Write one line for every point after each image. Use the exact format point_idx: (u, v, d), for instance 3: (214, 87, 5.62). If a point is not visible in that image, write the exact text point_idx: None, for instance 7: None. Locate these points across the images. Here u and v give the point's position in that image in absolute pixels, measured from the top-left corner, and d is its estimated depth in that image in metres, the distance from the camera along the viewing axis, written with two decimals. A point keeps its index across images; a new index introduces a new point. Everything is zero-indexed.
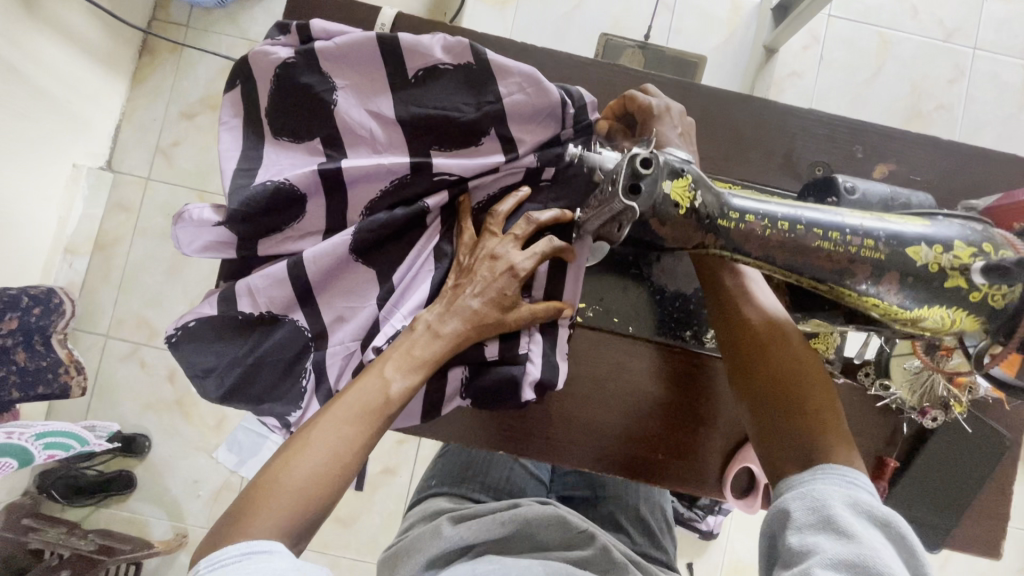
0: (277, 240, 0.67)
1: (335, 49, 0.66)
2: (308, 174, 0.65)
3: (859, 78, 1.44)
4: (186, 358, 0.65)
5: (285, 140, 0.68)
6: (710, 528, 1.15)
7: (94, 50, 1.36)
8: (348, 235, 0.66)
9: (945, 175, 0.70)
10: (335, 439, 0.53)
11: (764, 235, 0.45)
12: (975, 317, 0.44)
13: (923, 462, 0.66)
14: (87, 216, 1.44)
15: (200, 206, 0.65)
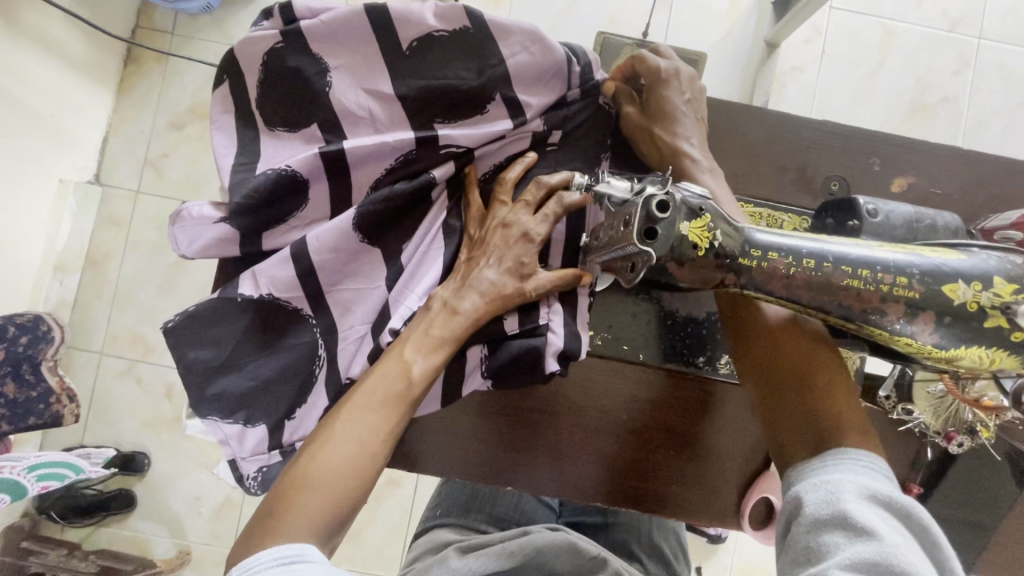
0: (276, 229, 0.62)
1: (326, 29, 0.60)
2: (310, 157, 0.59)
3: (862, 71, 1.41)
4: (183, 353, 0.60)
5: (279, 131, 0.62)
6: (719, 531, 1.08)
7: (76, 61, 1.32)
8: (350, 213, 0.60)
9: (969, 174, 0.67)
10: (359, 428, 0.51)
11: (787, 273, 0.42)
12: (1017, 357, 0.41)
13: (947, 488, 0.64)
14: (77, 232, 1.40)
15: (199, 203, 0.61)
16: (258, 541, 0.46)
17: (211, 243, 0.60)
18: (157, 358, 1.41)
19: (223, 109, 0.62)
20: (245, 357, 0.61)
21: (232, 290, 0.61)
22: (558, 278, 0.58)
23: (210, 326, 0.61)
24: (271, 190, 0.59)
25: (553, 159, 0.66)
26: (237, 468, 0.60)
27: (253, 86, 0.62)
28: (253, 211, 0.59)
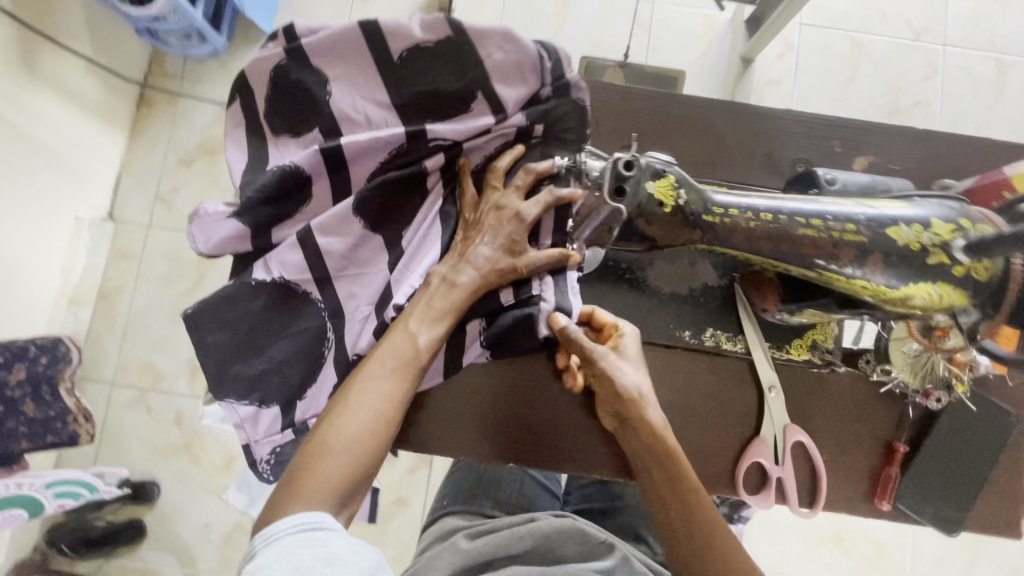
0: (285, 221, 0.67)
1: (324, 45, 0.67)
2: (311, 153, 0.65)
3: (836, 80, 1.51)
4: (202, 336, 0.66)
5: (284, 136, 0.68)
6: None
7: (92, 105, 1.41)
8: (350, 199, 0.66)
9: (921, 152, 0.72)
10: (372, 402, 0.56)
11: (748, 228, 0.46)
12: (961, 291, 0.45)
13: (932, 446, 0.66)
14: (90, 267, 1.47)
15: (215, 202, 0.67)
16: (283, 502, 0.50)
17: (228, 237, 0.66)
18: (167, 386, 1.45)
19: (235, 123, 0.69)
20: (259, 340, 0.67)
21: (247, 278, 0.67)
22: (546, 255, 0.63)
23: (226, 310, 0.66)
24: (281, 185, 0.65)
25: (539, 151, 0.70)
26: (252, 452, 0.66)
27: (260, 100, 0.69)
28: (262, 205, 0.65)
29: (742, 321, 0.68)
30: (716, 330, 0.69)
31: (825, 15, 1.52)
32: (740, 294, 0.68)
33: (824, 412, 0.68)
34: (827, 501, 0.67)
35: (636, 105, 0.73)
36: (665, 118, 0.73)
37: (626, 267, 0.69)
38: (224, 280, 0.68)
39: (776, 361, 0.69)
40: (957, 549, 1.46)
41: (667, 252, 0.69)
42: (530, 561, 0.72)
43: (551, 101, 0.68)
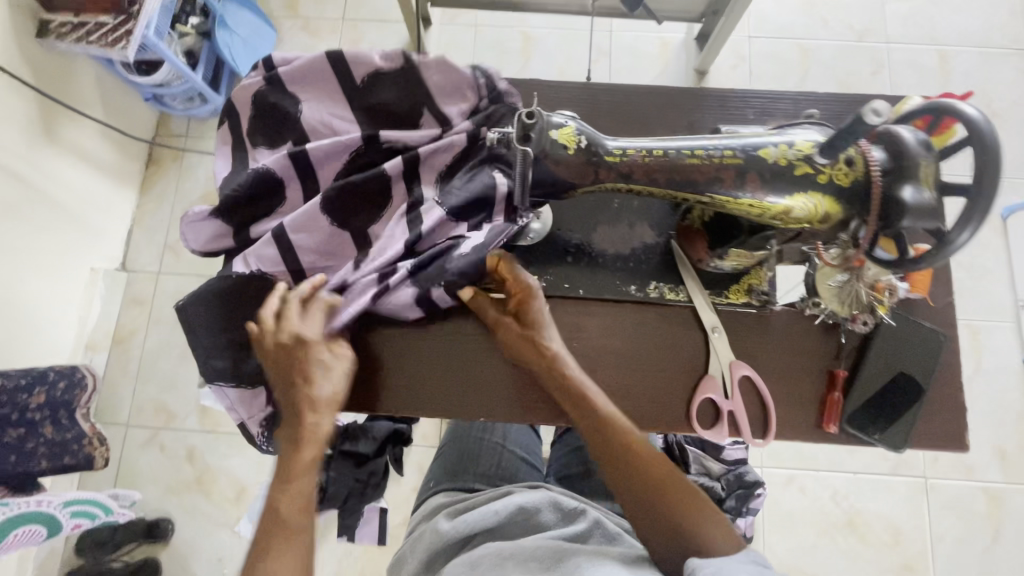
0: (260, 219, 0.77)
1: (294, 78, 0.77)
2: (282, 159, 0.76)
3: (790, 83, 1.69)
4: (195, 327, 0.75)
5: (263, 149, 0.79)
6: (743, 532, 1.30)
7: (104, 166, 1.56)
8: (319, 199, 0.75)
9: (829, 112, 0.81)
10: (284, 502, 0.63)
11: (644, 163, 0.55)
12: (830, 197, 0.53)
13: (868, 370, 0.71)
14: (105, 314, 1.58)
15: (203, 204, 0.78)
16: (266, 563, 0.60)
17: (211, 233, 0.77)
18: (178, 424, 1.52)
19: (222, 145, 0.80)
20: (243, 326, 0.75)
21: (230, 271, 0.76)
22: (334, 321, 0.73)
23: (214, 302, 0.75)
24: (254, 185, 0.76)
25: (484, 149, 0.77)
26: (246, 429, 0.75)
27: (243, 121, 0.80)
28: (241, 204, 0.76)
29: (682, 273, 0.75)
30: (659, 282, 0.76)
31: (770, 27, 1.73)
32: (678, 249, 0.75)
33: (767, 349, 0.74)
34: (779, 428, 0.72)
35: (569, 97, 0.83)
36: (597, 106, 0.83)
37: (572, 236, 0.77)
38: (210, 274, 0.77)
39: (719, 306, 0.75)
40: (977, 525, 1.43)
41: (608, 218, 0.77)
42: (510, 533, 0.77)
43: (490, 108, 0.77)
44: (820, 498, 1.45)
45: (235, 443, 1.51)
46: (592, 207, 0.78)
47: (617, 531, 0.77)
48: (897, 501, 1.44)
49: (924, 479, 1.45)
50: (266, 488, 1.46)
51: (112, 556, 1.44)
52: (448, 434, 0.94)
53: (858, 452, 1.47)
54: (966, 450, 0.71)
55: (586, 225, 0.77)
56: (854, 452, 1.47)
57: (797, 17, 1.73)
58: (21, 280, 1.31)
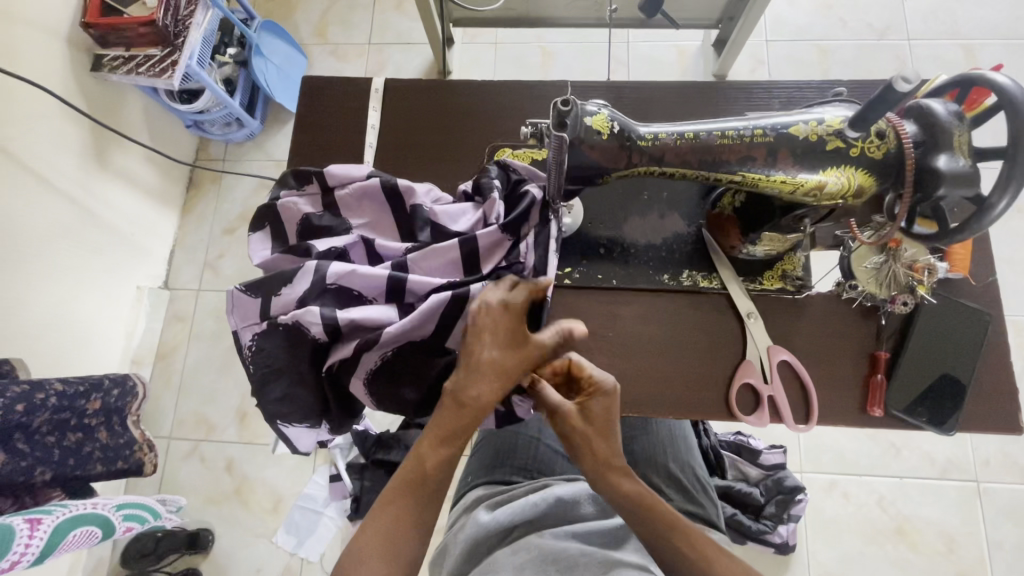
0: (334, 353, 0.70)
1: (348, 192, 0.76)
2: (315, 281, 0.69)
3: None
4: (261, 392, 0.70)
5: (294, 290, 0.70)
6: (784, 539, 1.29)
7: (150, 189, 1.66)
8: (385, 274, 0.70)
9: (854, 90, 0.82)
10: (403, 522, 0.61)
11: (676, 146, 0.56)
12: (864, 170, 0.54)
13: (913, 350, 0.70)
14: (149, 330, 1.65)
15: (249, 337, 0.71)
16: None
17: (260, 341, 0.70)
18: (218, 435, 1.58)
19: None
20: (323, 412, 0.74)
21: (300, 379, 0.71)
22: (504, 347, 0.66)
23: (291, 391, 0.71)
24: (337, 322, 0.68)
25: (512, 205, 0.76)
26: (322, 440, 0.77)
27: (292, 233, 0.78)
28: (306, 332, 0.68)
29: (715, 261, 0.76)
30: (692, 270, 0.76)
31: (788, 30, 1.74)
32: (710, 238, 0.76)
33: (804, 332, 0.74)
34: (822, 413, 0.71)
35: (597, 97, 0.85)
36: (622, 103, 0.85)
37: (603, 230, 0.79)
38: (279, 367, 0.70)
39: (753, 292, 0.75)
40: None
41: (639, 209, 0.79)
42: (551, 525, 0.76)
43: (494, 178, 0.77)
44: (864, 504, 1.39)
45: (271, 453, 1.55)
46: (622, 200, 0.79)
47: None
48: (947, 506, 1.38)
49: (976, 483, 1.39)
50: (303, 497, 1.50)
51: (154, 566, 1.48)
52: (484, 434, 0.95)
53: (903, 454, 1.41)
54: (1021, 433, 0.69)
55: (618, 216, 0.79)
56: (900, 455, 1.42)
57: (814, 18, 1.75)
58: (74, 296, 1.39)
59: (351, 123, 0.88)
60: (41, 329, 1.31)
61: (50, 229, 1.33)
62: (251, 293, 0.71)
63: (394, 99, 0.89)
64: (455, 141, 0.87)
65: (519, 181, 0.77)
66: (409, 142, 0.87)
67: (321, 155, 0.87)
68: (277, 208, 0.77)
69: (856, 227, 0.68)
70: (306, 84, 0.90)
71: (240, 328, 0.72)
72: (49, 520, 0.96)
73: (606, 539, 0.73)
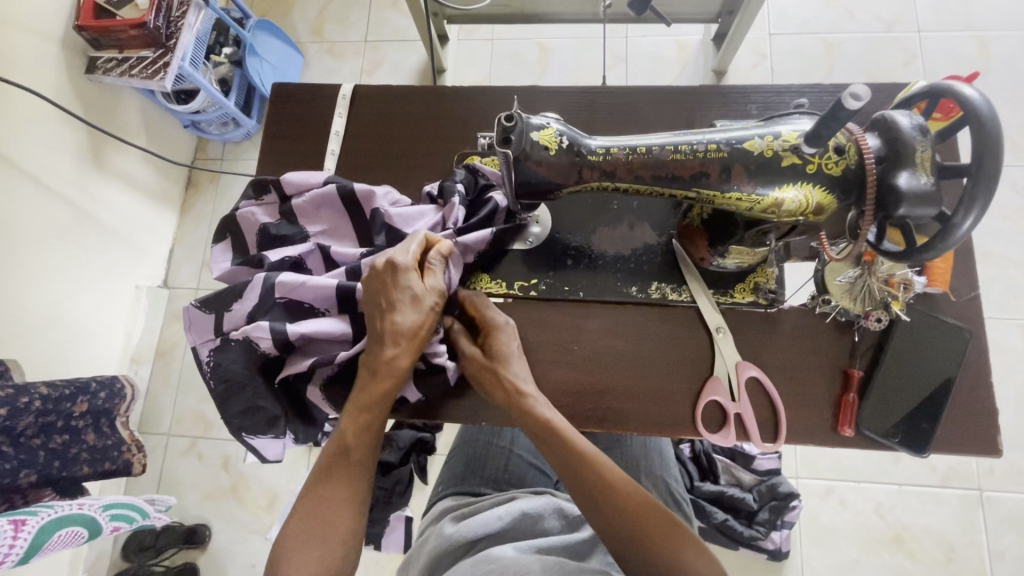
0: (286, 366, 0.71)
1: (305, 201, 0.76)
2: (265, 293, 0.70)
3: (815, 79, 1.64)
4: (223, 407, 0.70)
5: (245, 303, 0.71)
6: (777, 545, 1.25)
7: (147, 189, 1.67)
8: (332, 282, 0.70)
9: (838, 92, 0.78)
10: (331, 497, 0.61)
11: (628, 161, 0.55)
12: (822, 187, 0.52)
13: (886, 368, 0.68)
14: (149, 329, 1.67)
15: (205, 349, 0.72)
16: None
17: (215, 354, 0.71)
18: (215, 433, 1.60)
19: None
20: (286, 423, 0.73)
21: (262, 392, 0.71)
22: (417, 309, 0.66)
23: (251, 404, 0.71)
24: (285, 336, 0.68)
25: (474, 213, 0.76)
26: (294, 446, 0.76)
27: (251, 243, 0.78)
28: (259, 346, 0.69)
29: (684, 273, 0.73)
30: (661, 283, 0.74)
31: (793, 23, 1.69)
32: (679, 249, 0.74)
33: (775, 348, 0.72)
34: (792, 432, 0.69)
35: (568, 101, 0.83)
36: (597, 108, 0.83)
37: (571, 239, 0.77)
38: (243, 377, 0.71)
39: (723, 306, 0.73)
40: None
41: (608, 220, 0.77)
42: (515, 538, 0.73)
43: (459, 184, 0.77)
44: (861, 511, 1.36)
45: None
46: (591, 210, 0.77)
47: None
48: (948, 515, 1.34)
49: (978, 492, 1.34)
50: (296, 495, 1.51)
51: (154, 560, 1.50)
52: (456, 444, 0.95)
53: (903, 461, 1.37)
54: (1002, 453, 0.66)
55: (586, 226, 0.77)
56: (898, 461, 1.38)
57: (820, 11, 1.69)
58: (71, 297, 1.41)
59: (321, 129, 0.88)
60: (40, 330, 1.33)
61: (47, 231, 1.34)
62: (207, 306, 0.72)
63: (367, 104, 0.88)
64: (424, 147, 0.86)
65: (482, 190, 0.77)
66: (377, 149, 0.86)
67: (290, 162, 0.87)
68: (237, 217, 0.78)
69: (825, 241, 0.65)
70: (278, 90, 0.90)
71: (198, 344, 0.72)
72: (33, 521, 0.97)
73: (570, 552, 0.71)
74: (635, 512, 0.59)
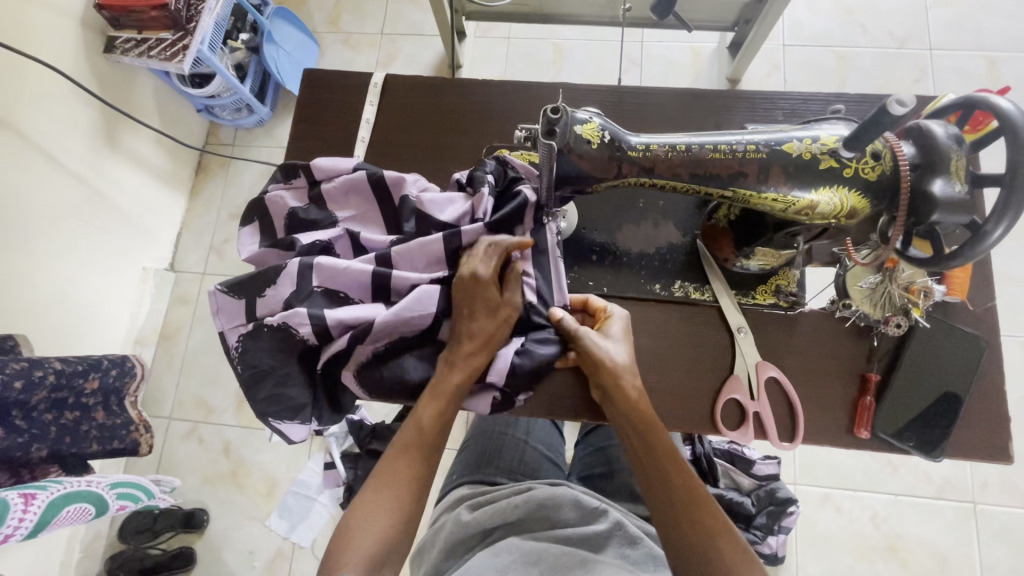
0: (323, 352, 0.72)
1: (335, 185, 0.77)
2: (301, 278, 0.71)
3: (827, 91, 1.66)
4: (252, 392, 0.71)
5: (278, 289, 0.71)
6: (772, 549, 1.24)
7: (159, 172, 1.67)
8: (368, 271, 0.71)
9: (865, 103, 0.80)
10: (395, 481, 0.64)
11: (667, 158, 0.56)
12: (858, 191, 0.53)
13: (903, 374, 0.69)
14: (154, 311, 1.67)
15: (235, 333, 0.72)
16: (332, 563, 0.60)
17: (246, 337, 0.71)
18: (217, 418, 1.60)
19: None
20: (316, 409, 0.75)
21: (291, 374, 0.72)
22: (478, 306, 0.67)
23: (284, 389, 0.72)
24: (325, 323, 0.69)
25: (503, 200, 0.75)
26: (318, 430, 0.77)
27: (279, 226, 0.79)
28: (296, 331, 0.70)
29: (707, 272, 0.75)
30: (684, 282, 0.76)
31: (806, 35, 1.71)
32: (703, 248, 0.75)
33: (794, 350, 0.73)
34: (808, 432, 0.71)
35: (597, 99, 0.85)
36: (625, 106, 0.84)
37: (596, 235, 0.78)
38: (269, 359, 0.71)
39: (745, 307, 0.75)
40: None
41: (633, 217, 0.78)
42: (531, 529, 0.74)
43: (489, 172, 0.75)
44: (857, 519, 1.38)
45: (268, 437, 1.57)
46: (617, 208, 0.78)
47: (638, 533, 0.74)
48: (942, 526, 1.36)
49: (973, 504, 1.36)
50: (297, 483, 1.51)
51: (150, 543, 1.50)
52: (471, 434, 0.96)
53: (900, 471, 1.39)
54: (1011, 462, 0.68)
55: (612, 223, 0.78)
56: (896, 471, 1.40)
57: (835, 24, 1.71)
58: (78, 275, 1.40)
59: (350, 116, 0.89)
60: (47, 307, 1.32)
61: (58, 208, 1.34)
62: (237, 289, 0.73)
63: (396, 95, 0.89)
64: (452, 138, 0.87)
65: (510, 177, 0.76)
66: (405, 137, 0.87)
67: (318, 148, 0.87)
68: (265, 199, 0.79)
69: (850, 245, 0.66)
70: (308, 76, 0.91)
71: (226, 329, 0.73)
72: (42, 495, 0.97)
73: (584, 544, 0.72)
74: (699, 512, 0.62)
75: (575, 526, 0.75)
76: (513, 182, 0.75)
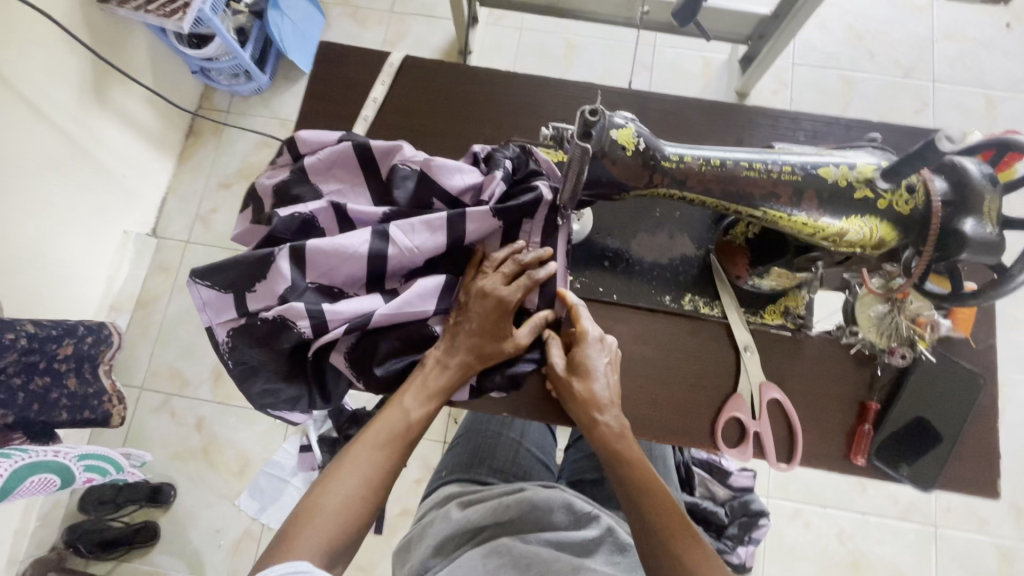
0: (314, 344, 0.68)
1: (319, 157, 0.72)
2: (293, 268, 0.67)
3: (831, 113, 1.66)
4: (244, 386, 0.69)
5: (267, 281, 0.67)
6: (742, 561, 1.08)
7: (149, 132, 1.59)
8: (364, 258, 0.67)
9: (881, 131, 0.80)
10: (365, 466, 0.62)
11: (700, 172, 0.56)
12: (889, 222, 0.54)
13: (902, 403, 0.70)
14: (132, 276, 1.60)
15: (224, 325, 0.69)
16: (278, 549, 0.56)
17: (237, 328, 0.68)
18: (191, 392, 1.54)
19: None
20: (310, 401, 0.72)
21: (284, 361, 0.70)
22: (484, 312, 0.67)
23: (276, 381, 0.70)
24: (325, 318, 0.66)
25: (517, 185, 0.73)
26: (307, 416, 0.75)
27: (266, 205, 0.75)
28: (292, 322, 0.66)
29: (719, 288, 0.74)
30: (695, 295, 0.75)
31: (815, 56, 1.72)
32: (717, 264, 0.74)
33: (797, 374, 0.73)
34: (805, 455, 0.71)
35: (617, 103, 0.83)
36: (647, 112, 0.83)
37: (610, 241, 0.77)
38: (265, 344, 0.68)
39: (752, 325, 0.74)
40: None
41: (648, 226, 0.77)
42: (521, 531, 0.73)
43: (505, 155, 0.74)
44: (824, 536, 1.39)
45: (244, 416, 1.52)
46: (633, 215, 0.77)
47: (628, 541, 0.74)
48: (905, 547, 1.38)
49: (934, 528, 1.38)
50: (269, 463, 1.47)
51: (112, 516, 1.45)
52: (463, 431, 0.95)
53: (868, 491, 1.41)
54: (996, 498, 0.70)
55: (628, 230, 0.77)
56: (866, 492, 1.43)
57: (844, 48, 1.72)
58: (56, 233, 1.33)
59: (362, 96, 0.85)
60: (20, 265, 1.25)
61: (39, 162, 1.26)
62: (220, 275, 0.68)
63: (413, 77, 0.86)
64: (467, 129, 0.84)
65: (524, 163, 0.74)
66: (417, 124, 0.84)
67: (327, 127, 0.84)
68: (254, 184, 0.76)
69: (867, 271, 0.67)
70: (320, 50, 0.87)
71: (214, 324, 0.69)
72: (6, 463, 0.92)
73: (575, 549, 0.71)
74: (674, 530, 0.61)
75: (566, 531, 0.74)
76: (526, 168, 0.73)
